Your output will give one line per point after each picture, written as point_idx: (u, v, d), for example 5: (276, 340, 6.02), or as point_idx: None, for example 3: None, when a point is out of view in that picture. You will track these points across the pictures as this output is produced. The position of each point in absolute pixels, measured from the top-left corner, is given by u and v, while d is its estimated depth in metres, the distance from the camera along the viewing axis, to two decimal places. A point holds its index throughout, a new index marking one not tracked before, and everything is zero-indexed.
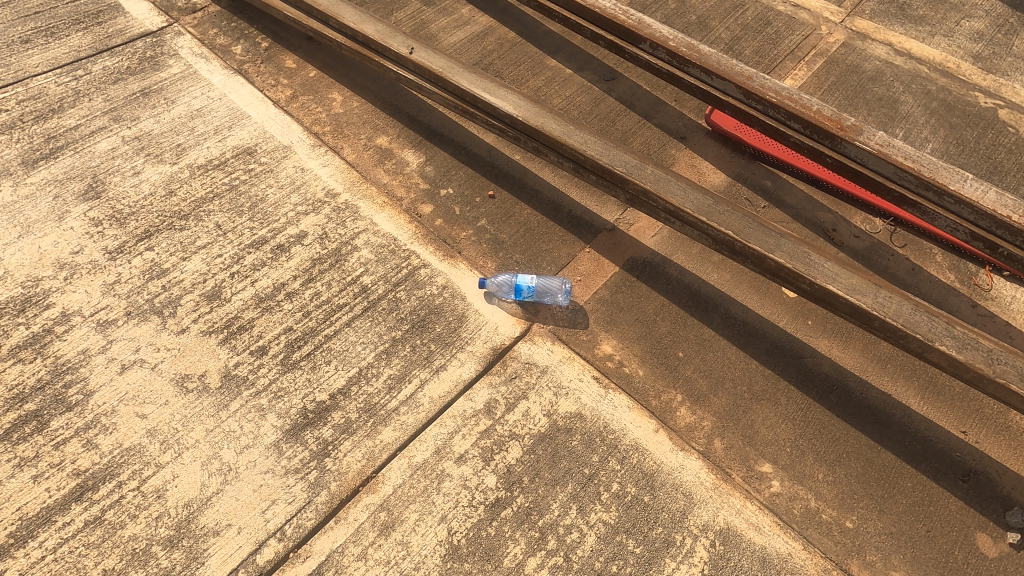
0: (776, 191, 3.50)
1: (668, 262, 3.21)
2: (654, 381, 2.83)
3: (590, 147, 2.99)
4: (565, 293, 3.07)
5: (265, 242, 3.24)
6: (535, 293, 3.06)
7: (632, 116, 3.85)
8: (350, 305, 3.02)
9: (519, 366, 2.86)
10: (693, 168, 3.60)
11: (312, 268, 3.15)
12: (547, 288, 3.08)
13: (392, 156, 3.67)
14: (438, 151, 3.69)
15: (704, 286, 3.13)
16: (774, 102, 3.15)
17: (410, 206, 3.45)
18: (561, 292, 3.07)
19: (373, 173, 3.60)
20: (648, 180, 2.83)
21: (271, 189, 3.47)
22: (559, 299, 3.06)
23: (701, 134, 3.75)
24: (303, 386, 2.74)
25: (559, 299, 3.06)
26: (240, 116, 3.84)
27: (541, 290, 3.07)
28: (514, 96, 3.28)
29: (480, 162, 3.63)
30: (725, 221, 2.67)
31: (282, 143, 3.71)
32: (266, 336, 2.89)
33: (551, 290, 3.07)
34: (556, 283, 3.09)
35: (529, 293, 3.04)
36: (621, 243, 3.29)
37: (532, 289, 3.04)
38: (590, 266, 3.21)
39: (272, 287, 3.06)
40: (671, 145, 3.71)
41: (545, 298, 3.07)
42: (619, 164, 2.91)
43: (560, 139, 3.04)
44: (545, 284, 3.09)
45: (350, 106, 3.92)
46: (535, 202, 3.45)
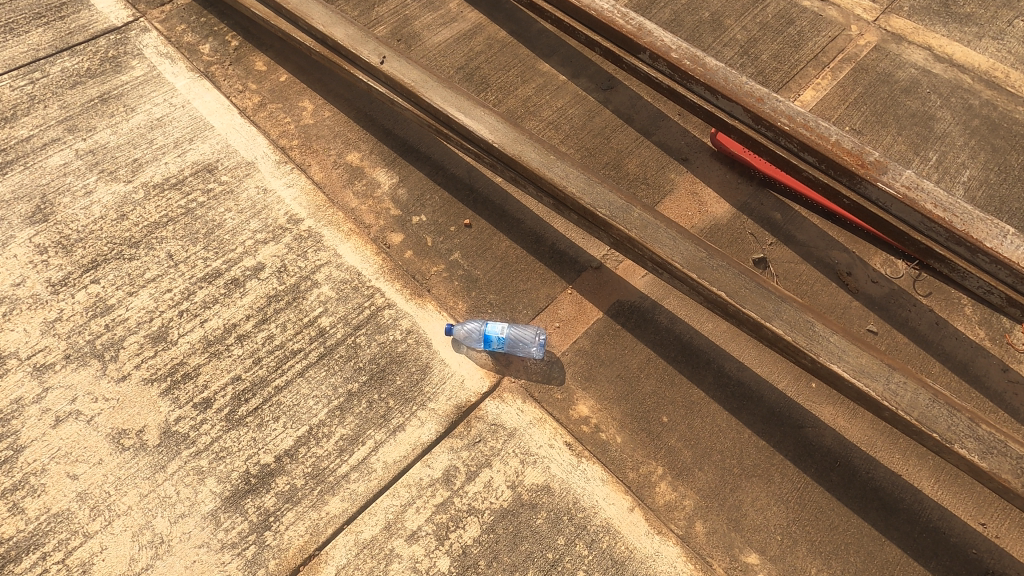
0: (786, 225, 3.12)
1: (658, 308, 2.89)
2: (633, 450, 2.55)
3: (570, 182, 2.65)
4: (539, 342, 2.78)
5: (219, 274, 2.99)
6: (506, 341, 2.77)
7: (629, 133, 3.46)
8: (305, 351, 2.77)
9: (484, 428, 2.60)
10: (694, 196, 3.23)
11: (266, 307, 2.89)
12: (520, 336, 2.78)
13: (363, 176, 3.36)
14: (413, 170, 3.37)
15: (697, 337, 2.80)
16: (786, 130, 2.75)
17: (378, 235, 3.15)
18: (537, 341, 2.78)
19: (341, 195, 3.30)
20: (634, 225, 2.50)
21: (229, 213, 3.20)
22: (532, 349, 2.77)
23: (705, 155, 3.36)
24: (247, 446, 2.52)
25: (533, 350, 2.76)
26: (203, 128, 3.55)
27: (513, 339, 2.78)
28: (491, 117, 2.93)
29: (458, 185, 3.30)
30: (718, 278, 2.34)
31: (245, 159, 3.42)
32: (211, 387, 2.66)
33: (525, 339, 2.78)
34: (530, 332, 2.80)
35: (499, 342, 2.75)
36: (607, 284, 2.96)
37: (502, 337, 2.75)
38: (571, 310, 2.90)
39: (222, 328, 2.82)
40: (670, 167, 3.33)
41: (518, 348, 2.77)
42: (602, 204, 2.57)
43: (539, 172, 2.70)
44: (518, 332, 2.80)
45: (321, 116, 3.59)
46: (515, 233, 3.13)
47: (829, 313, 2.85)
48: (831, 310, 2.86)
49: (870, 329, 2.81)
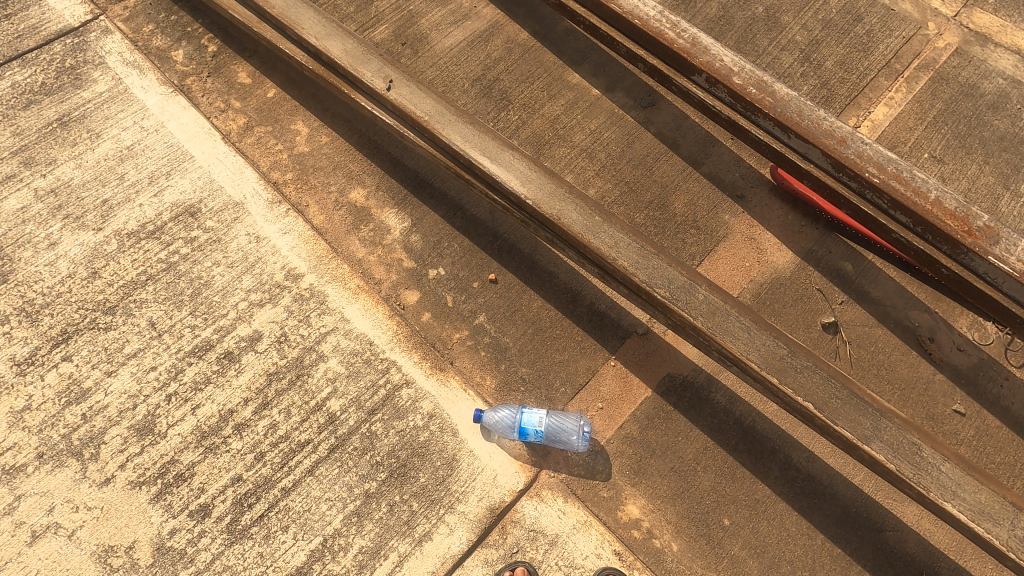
0: (858, 278, 2.72)
1: (715, 384, 2.52)
2: (691, 560, 2.27)
3: (621, 254, 2.23)
4: (582, 432, 2.43)
5: (210, 347, 2.61)
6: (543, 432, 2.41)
7: (675, 162, 3.00)
8: (314, 444, 2.43)
9: (522, 536, 2.31)
10: (751, 242, 2.81)
11: (266, 389, 2.53)
12: (559, 424, 2.44)
13: (370, 219, 2.93)
14: (427, 212, 2.94)
15: (761, 420, 2.46)
16: (876, 183, 2.31)
17: (390, 294, 2.76)
18: (580, 431, 2.43)
19: (346, 243, 2.88)
20: (700, 312, 2.10)
21: (218, 268, 2.78)
22: (573, 440, 2.42)
23: (762, 190, 2.92)
24: (254, 563, 2.24)
25: (575, 441, 2.41)
26: (182, 158, 3.07)
27: (551, 429, 2.43)
28: (522, 163, 2.47)
29: (480, 230, 2.88)
30: (804, 384, 1.97)
31: (232, 199, 2.97)
32: (208, 491, 2.33)
33: (565, 428, 2.43)
34: (570, 421, 2.45)
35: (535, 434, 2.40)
36: (655, 355, 2.59)
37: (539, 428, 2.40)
38: (615, 387, 2.54)
39: (217, 417, 2.46)
40: (723, 207, 2.89)
41: (557, 440, 2.42)
42: (660, 282, 2.17)
43: (582, 239, 2.27)
44: (556, 421, 2.45)
45: (318, 143, 3.12)
46: (548, 291, 2.73)
47: (910, 390, 2.50)
48: (912, 386, 2.51)
49: (957, 409, 2.47)
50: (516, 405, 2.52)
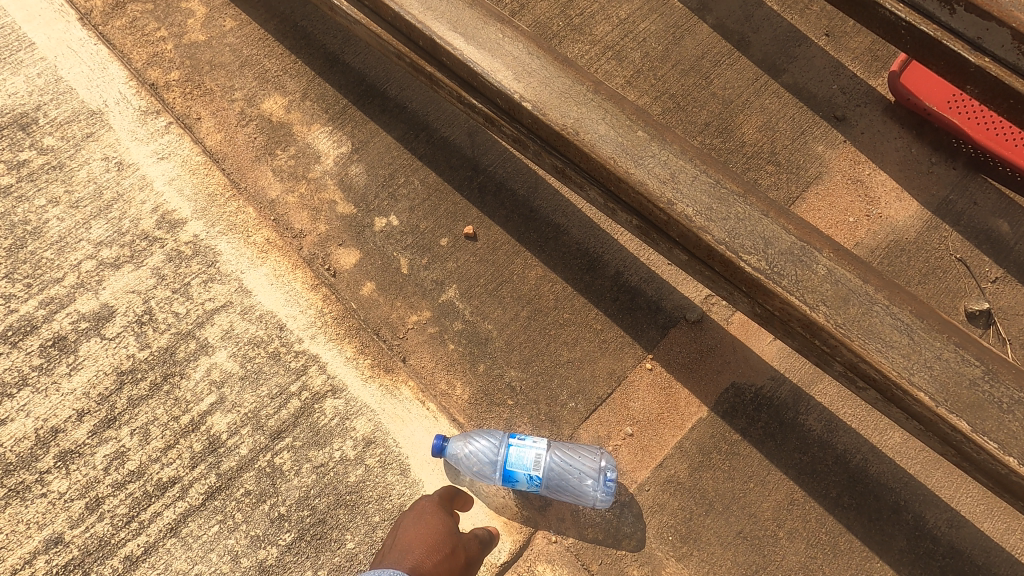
0: (1018, 245, 1.81)
1: (805, 402, 1.65)
2: None
3: (681, 195, 1.30)
4: (606, 478, 1.57)
5: (31, 329, 1.70)
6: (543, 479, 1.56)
7: (744, 66, 2.03)
8: (182, 485, 1.56)
9: None
10: (857, 186, 1.89)
11: (113, 397, 1.63)
12: (571, 466, 1.57)
13: (291, 140, 1.97)
14: (375, 132, 1.99)
15: (876, 460, 1.60)
16: None
17: (315, 253, 1.84)
18: (604, 477, 1.57)
19: (252, 174, 1.93)
20: (822, 297, 1.20)
21: (54, 210, 1.85)
22: (592, 492, 1.56)
23: (873, 110, 1.97)
24: None
25: (594, 494, 1.55)
26: (14, 45, 2.06)
27: (556, 472, 1.57)
28: (517, 41, 1.50)
29: (454, 160, 1.95)
30: (1016, 436, 1.09)
31: (86, 105, 1.99)
32: (9, 560, 1.49)
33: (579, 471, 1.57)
34: (586, 459, 1.59)
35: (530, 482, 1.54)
36: (714, 354, 1.70)
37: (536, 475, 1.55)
38: (651, 403, 1.66)
39: (32, 441, 1.58)
40: (815, 133, 1.94)
41: (565, 491, 1.56)
42: (750, 243, 1.25)
43: (615, 168, 1.35)
44: (565, 461, 1.58)
45: (219, 28, 2.12)
46: (551, 254, 1.82)
47: None
48: None
49: None
50: (503, 434, 1.63)
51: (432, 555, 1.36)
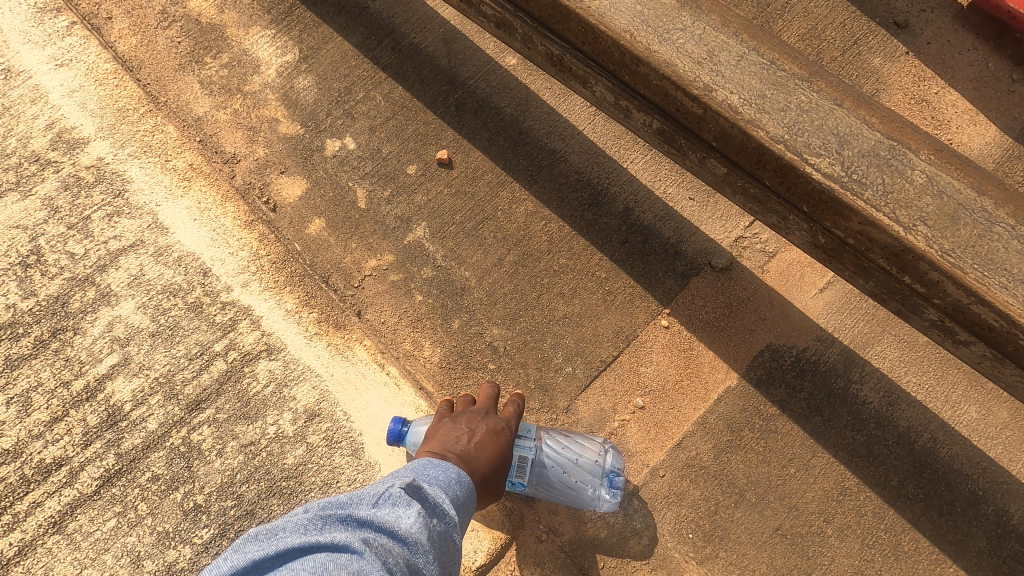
0: None
1: (859, 367, 1.32)
2: None
3: (722, 78, 0.95)
4: (612, 475, 1.25)
5: None
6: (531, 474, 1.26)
7: None
8: (71, 469, 1.22)
9: None
10: (921, 107, 1.53)
11: None
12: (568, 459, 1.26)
13: (225, 46, 1.60)
14: (329, 38, 1.61)
15: (947, 441, 1.27)
16: None
17: (251, 182, 1.48)
18: (608, 473, 1.26)
19: (175, 87, 1.55)
20: (920, 212, 0.86)
21: None
22: (591, 493, 1.24)
23: (942, 15, 1.60)
24: None
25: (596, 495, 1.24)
26: None
27: (548, 468, 1.26)
28: None
29: (425, 72, 1.58)
30: None
31: None
32: None
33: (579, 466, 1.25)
34: (587, 450, 1.27)
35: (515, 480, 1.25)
36: (746, 310, 1.37)
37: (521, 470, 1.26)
38: (668, 368, 1.33)
39: None
40: (870, 42, 1.58)
41: (559, 491, 1.25)
42: (820, 141, 0.91)
43: (630, 45, 0.99)
44: (560, 453, 1.28)
45: None
46: (544, 185, 1.47)
47: None
48: None
49: None
50: None
51: (493, 459, 1.11)
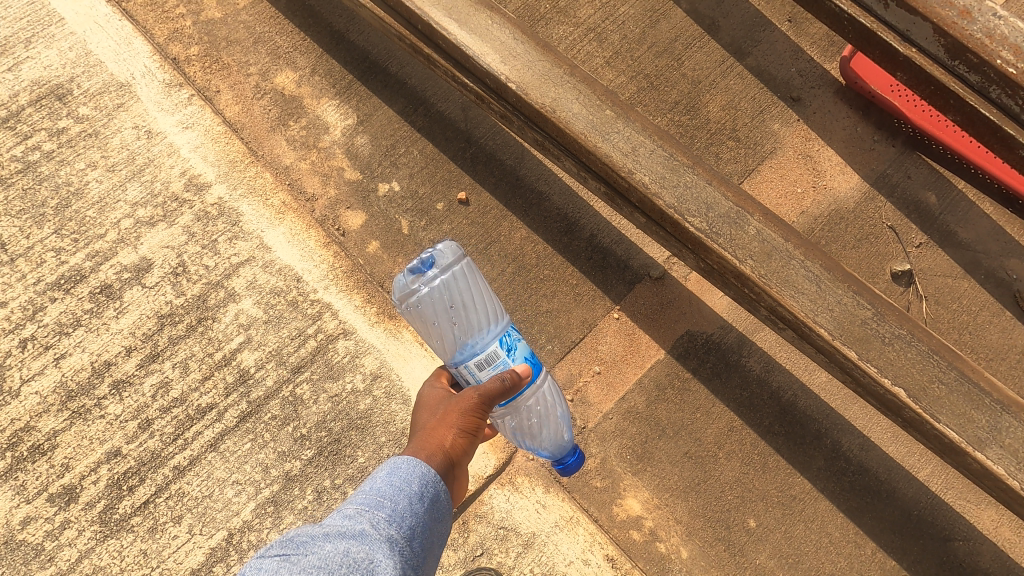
0: (943, 214, 2.06)
1: (748, 346, 1.93)
2: (705, 571, 1.76)
3: (640, 166, 1.55)
4: (431, 265, 1.80)
5: (80, 278, 1.96)
6: (478, 322, 1.64)
7: (711, 50, 2.24)
8: (218, 410, 1.85)
9: (487, 533, 1.77)
10: (806, 161, 2.13)
11: (157, 336, 1.91)
12: (440, 299, 1.67)
13: (302, 112, 2.19)
14: (378, 106, 2.20)
15: (804, 396, 1.89)
16: (1010, 75, 1.61)
17: (326, 214, 2.09)
18: (427, 274, 1.77)
19: (268, 143, 2.16)
20: (749, 252, 1.46)
21: (94, 173, 2.08)
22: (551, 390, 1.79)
23: (826, 92, 2.19)
24: (133, 565, 1.71)
25: (462, 264, 1.80)
26: (46, 21, 2.26)
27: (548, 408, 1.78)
28: (504, 29, 1.71)
29: (448, 132, 2.17)
30: (894, 362, 1.38)
31: (115, 78, 2.20)
32: (75, 469, 1.77)
33: (442, 287, 1.69)
34: (424, 293, 1.71)
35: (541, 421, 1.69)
36: (673, 306, 1.98)
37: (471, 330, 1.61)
38: (617, 345, 1.94)
39: (89, 371, 1.86)
40: (772, 112, 2.18)
41: (492, 367, 1.35)
42: (695, 207, 1.51)
43: (584, 142, 1.58)
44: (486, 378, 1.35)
45: (233, 7, 2.30)
46: (534, 217, 2.07)
47: (999, 362, 1.92)
48: (1002, 356, 1.93)
49: None
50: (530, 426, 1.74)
51: (465, 421, 1.29)
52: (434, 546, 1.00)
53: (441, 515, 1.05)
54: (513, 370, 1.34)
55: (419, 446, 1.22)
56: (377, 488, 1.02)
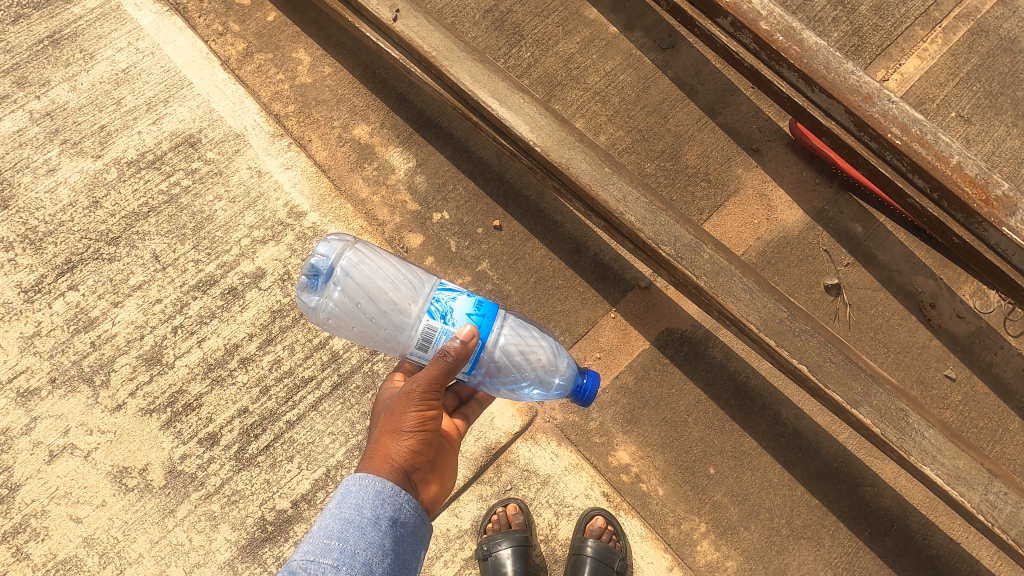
0: (867, 240, 2.68)
1: (713, 339, 2.55)
2: (676, 505, 2.39)
3: (629, 209, 2.19)
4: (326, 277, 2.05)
5: (213, 282, 2.62)
6: (395, 302, 1.97)
7: (691, 110, 2.87)
8: (317, 380, 2.51)
9: (515, 474, 2.41)
10: (762, 199, 2.76)
11: (271, 325, 2.57)
12: (357, 302, 1.98)
13: (374, 157, 2.86)
14: (432, 153, 2.86)
15: (754, 377, 2.50)
16: (897, 145, 2.21)
17: (394, 235, 2.75)
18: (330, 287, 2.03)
19: (349, 181, 2.82)
20: (703, 271, 2.10)
21: (220, 203, 2.75)
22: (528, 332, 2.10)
23: (779, 145, 2.82)
24: (260, 490, 2.37)
25: (348, 252, 2.12)
26: (178, 85, 2.93)
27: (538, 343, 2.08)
28: (532, 106, 2.34)
29: (486, 174, 2.83)
30: (802, 349, 2.00)
31: (233, 130, 2.87)
32: (216, 420, 2.44)
33: (351, 292, 1.99)
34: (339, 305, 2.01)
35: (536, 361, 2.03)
36: (656, 308, 2.61)
37: (393, 312, 1.94)
38: (613, 337, 2.58)
39: (223, 350, 2.53)
40: (737, 160, 2.81)
41: (435, 341, 1.70)
42: (667, 239, 2.14)
43: (589, 190, 2.22)
44: (434, 351, 1.72)
45: (320, 74, 2.98)
46: (551, 240, 2.72)
47: (904, 354, 2.54)
48: (907, 350, 2.54)
49: (947, 374, 2.51)
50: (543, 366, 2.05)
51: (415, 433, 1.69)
52: (406, 551, 1.49)
53: (407, 529, 1.52)
54: (458, 337, 1.66)
55: (382, 460, 1.62)
56: (326, 535, 1.43)
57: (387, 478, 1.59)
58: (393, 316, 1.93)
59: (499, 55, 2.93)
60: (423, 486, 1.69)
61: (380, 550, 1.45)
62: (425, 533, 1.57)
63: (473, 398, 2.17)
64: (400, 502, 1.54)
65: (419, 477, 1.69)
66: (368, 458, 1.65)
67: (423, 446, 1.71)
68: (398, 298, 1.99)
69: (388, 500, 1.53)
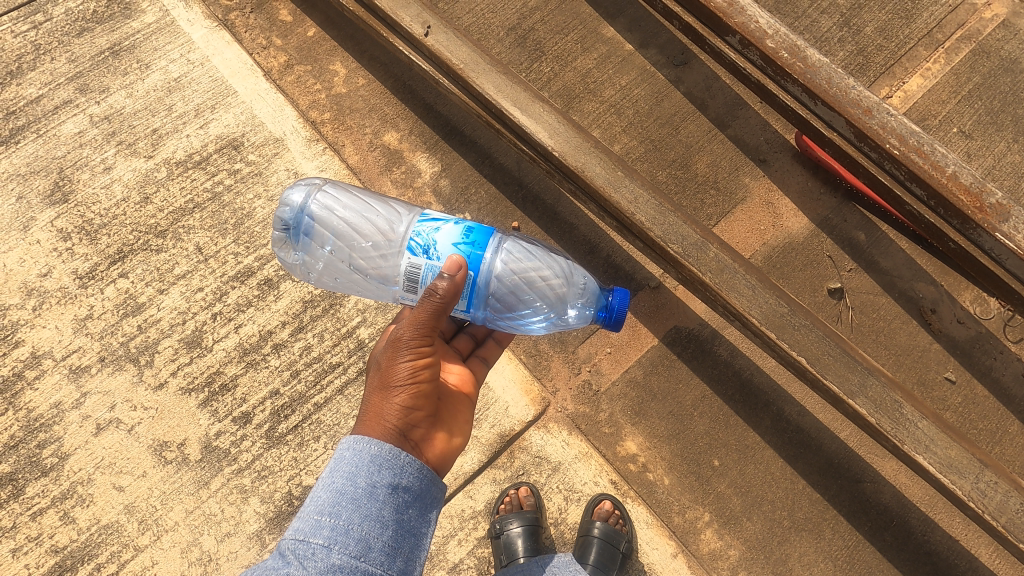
0: (869, 248, 2.80)
1: (719, 338, 2.67)
2: (681, 494, 2.50)
3: (640, 210, 2.34)
4: (312, 237, 2.22)
5: (251, 273, 2.81)
6: (374, 244, 2.13)
7: (702, 123, 3.03)
8: (344, 365, 2.68)
9: (527, 460, 2.53)
10: (768, 206, 2.89)
11: (302, 314, 2.74)
12: (338, 251, 2.18)
13: (402, 162, 3.06)
14: (456, 158, 3.06)
15: (759, 375, 2.61)
16: (895, 155, 2.33)
17: None
18: (320, 246, 2.21)
19: (378, 183, 3.03)
20: (709, 268, 2.24)
21: (259, 201, 2.96)
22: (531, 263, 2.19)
23: (785, 156, 2.96)
24: (289, 466, 2.55)
25: (322, 205, 2.26)
26: (225, 93, 3.14)
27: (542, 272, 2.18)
28: (552, 115, 2.51)
29: (506, 179, 3.01)
30: (802, 344, 2.12)
31: (273, 134, 3.07)
32: (250, 401, 2.62)
33: (338, 246, 2.18)
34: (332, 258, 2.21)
35: (537, 296, 2.12)
36: (665, 307, 2.74)
37: (375, 253, 2.11)
38: (624, 333, 2.69)
39: (258, 336, 2.71)
40: (745, 170, 2.95)
41: (423, 275, 1.83)
42: (675, 238, 2.29)
43: (602, 192, 2.38)
44: (422, 289, 1.84)
45: (355, 85, 3.21)
46: (567, 241, 2.88)
47: (905, 356, 2.65)
48: (907, 353, 2.65)
49: (947, 377, 2.62)
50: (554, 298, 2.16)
51: (410, 387, 1.77)
52: (404, 518, 1.55)
53: (407, 496, 1.58)
54: (445, 274, 1.75)
55: (379, 419, 1.70)
56: (318, 511, 1.50)
57: (384, 435, 1.66)
58: (371, 256, 2.11)
59: (521, 70, 3.12)
60: (423, 438, 1.77)
61: (378, 520, 1.51)
62: (426, 493, 1.64)
63: (490, 338, 2.31)
64: (398, 468, 1.60)
65: (419, 431, 1.76)
66: (364, 419, 1.72)
67: (417, 396, 1.78)
68: (371, 235, 2.15)
69: (383, 467, 1.59)
